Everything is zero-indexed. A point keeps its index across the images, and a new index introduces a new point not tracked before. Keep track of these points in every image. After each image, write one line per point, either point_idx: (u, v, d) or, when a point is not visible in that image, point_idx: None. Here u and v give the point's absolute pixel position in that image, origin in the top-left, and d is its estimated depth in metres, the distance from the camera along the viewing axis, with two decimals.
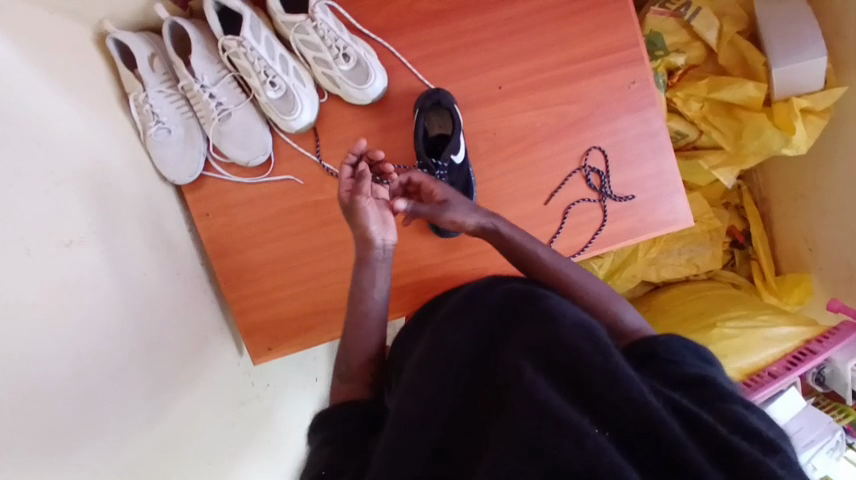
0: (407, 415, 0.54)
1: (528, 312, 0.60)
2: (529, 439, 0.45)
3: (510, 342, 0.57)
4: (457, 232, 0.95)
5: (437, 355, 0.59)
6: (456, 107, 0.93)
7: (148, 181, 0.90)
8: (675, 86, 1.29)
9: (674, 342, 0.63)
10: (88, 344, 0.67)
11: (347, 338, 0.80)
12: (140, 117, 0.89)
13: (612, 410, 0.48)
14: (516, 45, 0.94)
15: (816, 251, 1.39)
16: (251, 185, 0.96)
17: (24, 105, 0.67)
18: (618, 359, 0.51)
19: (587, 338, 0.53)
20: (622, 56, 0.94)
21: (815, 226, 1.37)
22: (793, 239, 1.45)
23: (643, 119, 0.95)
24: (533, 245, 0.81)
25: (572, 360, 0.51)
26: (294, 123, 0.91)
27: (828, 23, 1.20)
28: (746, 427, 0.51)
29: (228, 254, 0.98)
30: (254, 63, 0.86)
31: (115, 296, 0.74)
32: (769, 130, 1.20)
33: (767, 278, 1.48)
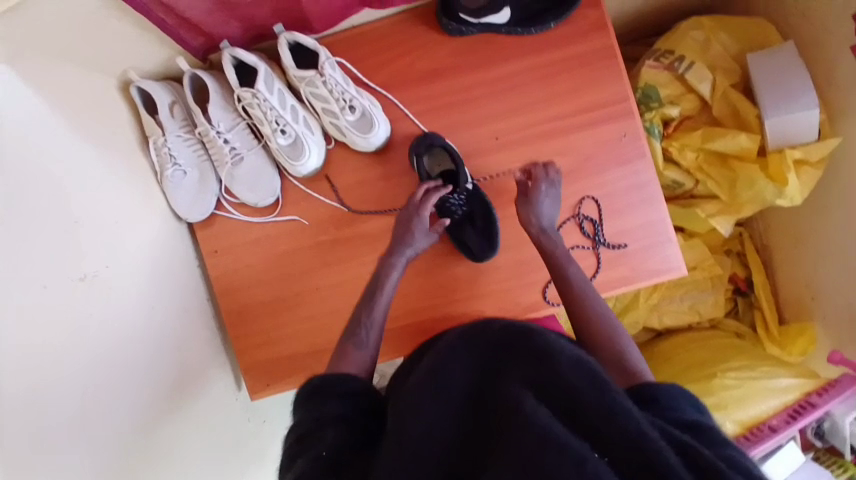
0: (408, 433, 0.56)
1: (524, 348, 0.60)
2: (528, 465, 0.46)
3: (508, 378, 0.58)
4: (493, 251, 0.97)
5: (436, 381, 0.60)
6: (448, 144, 0.99)
7: (163, 219, 0.96)
8: (670, 136, 1.33)
9: (669, 389, 0.63)
10: (95, 379, 0.70)
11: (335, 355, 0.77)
12: (158, 159, 0.95)
13: (608, 442, 0.49)
14: (512, 100, 0.99)
15: (818, 300, 1.39)
16: (258, 225, 1.01)
17: (45, 152, 0.73)
18: (615, 392, 0.52)
19: (585, 374, 0.54)
20: (613, 111, 0.98)
21: (815, 274, 1.38)
22: (795, 286, 1.46)
23: (634, 171, 0.98)
24: (568, 262, 0.87)
25: (569, 395, 0.52)
26: (301, 168, 0.95)
27: (819, 60, 1.19)
28: (746, 469, 0.52)
29: (234, 291, 1.03)
30: (266, 113, 0.91)
31: (125, 330, 0.78)
32: (762, 181, 1.23)
33: (770, 328, 1.50)
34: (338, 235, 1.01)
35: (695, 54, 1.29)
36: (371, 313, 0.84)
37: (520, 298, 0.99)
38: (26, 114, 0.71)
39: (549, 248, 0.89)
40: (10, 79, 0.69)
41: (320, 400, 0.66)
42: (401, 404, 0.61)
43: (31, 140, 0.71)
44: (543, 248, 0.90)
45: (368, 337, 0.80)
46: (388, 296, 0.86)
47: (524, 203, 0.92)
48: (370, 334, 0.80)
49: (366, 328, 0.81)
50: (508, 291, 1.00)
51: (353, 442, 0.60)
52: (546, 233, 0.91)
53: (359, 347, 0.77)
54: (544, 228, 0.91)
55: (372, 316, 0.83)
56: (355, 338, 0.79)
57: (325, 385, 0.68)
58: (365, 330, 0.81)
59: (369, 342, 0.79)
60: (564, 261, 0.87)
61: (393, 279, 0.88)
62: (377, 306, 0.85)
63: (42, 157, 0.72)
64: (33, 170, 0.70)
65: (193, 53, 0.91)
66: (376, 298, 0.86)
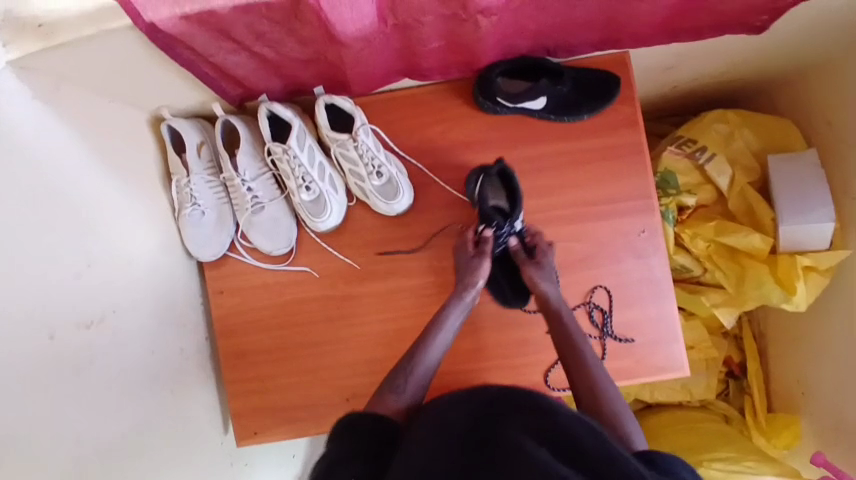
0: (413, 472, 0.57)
1: (519, 402, 0.63)
2: None
3: (509, 424, 0.60)
4: (521, 304, 0.99)
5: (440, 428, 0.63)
6: (513, 178, 0.96)
7: (173, 257, 0.95)
8: (684, 222, 1.35)
9: (670, 456, 0.65)
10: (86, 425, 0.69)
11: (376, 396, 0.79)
12: (179, 197, 0.95)
13: None
14: (537, 181, 1.00)
15: (807, 395, 1.40)
16: (268, 271, 1.00)
17: (65, 194, 0.73)
18: (617, 456, 0.57)
19: (585, 431, 0.60)
20: (632, 206, 0.99)
21: (807, 370, 1.40)
22: (788, 380, 1.47)
23: (646, 266, 0.99)
24: (580, 335, 0.88)
25: (575, 447, 0.57)
26: (321, 225, 0.95)
27: (836, 173, 1.22)
28: None
29: (235, 334, 1.01)
30: (294, 169, 0.91)
31: (123, 374, 0.78)
32: (769, 283, 1.25)
33: (758, 416, 1.50)
34: (348, 291, 1.01)
35: (716, 147, 1.33)
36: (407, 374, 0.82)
37: (525, 376, 1.00)
38: (56, 158, 0.72)
39: (561, 311, 0.91)
40: (44, 121, 0.70)
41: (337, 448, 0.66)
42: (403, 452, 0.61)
43: (60, 182, 0.73)
44: (553, 313, 0.91)
45: (407, 383, 0.81)
46: (438, 350, 0.87)
47: (536, 273, 0.93)
48: (411, 382, 0.81)
49: (406, 373, 0.83)
50: (510, 368, 1.00)
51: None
52: (560, 300, 0.92)
53: (395, 391, 0.79)
54: (556, 296, 0.92)
55: (417, 359, 0.85)
56: (394, 382, 0.81)
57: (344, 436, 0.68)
58: (404, 377, 0.82)
59: (406, 389, 0.80)
60: (576, 331, 0.89)
61: (448, 324, 0.90)
62: (425, 350, 0.86)
63: (62, 201, 0.72)
64: (54, 213, 0.71)
65: (230, 100, 0.90)
66: (425, 340, 0.87)
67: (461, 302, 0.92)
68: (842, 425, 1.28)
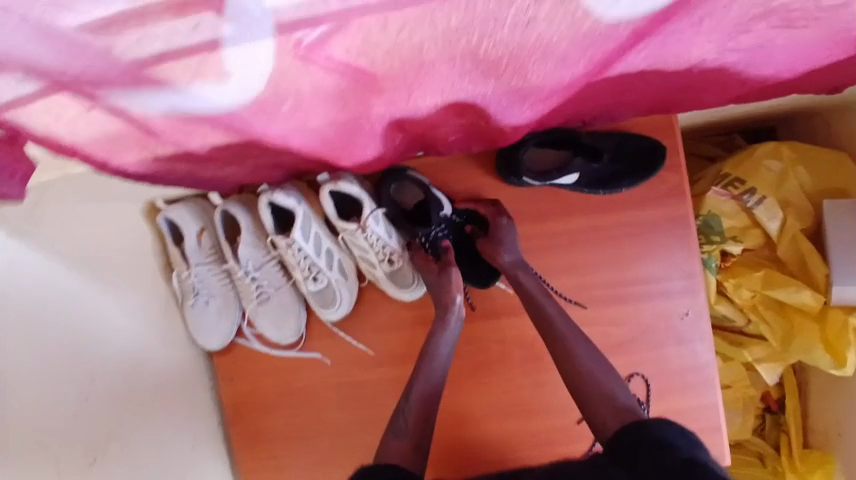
0: None
1: None
2: None
3: None
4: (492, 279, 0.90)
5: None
6: (416, 175, 0.86)
7: (179, 349, 0.91)
8: (727, 270, 1.23)
9: (665, 426, 0.64)
10: None
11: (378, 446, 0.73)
12: (181, 288, 0.89)
13: None
14: (567, 258, 0.90)
15: (843, 436, 1.31)
16: (277, 357, 0.94)
17: (56, 329, 0.70)
18: None
19: None
20: (674, 286, 0.89)
21: (843, 409, 1.31)
22: (824, 419, 1.38)
23: (689, 352, 0.90)
24: (545, 296, 0.83)
25: None
26: (330, 316, 0.88)
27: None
28: None
29: (246, 421, 0.96)
30: (299, 261, 0.84)
31: None
32: (818, 350, 1.15)
33: (792, 455, 1.42)
34: (362, 377, 0.94)
35: (766, 188, 1.20)
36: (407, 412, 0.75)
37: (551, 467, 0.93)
38: (38, 300, 0.68)
39: (527, 284, 0.84)
40: (24, 260, 0.66)
41: None
42: None
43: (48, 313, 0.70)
44: (517, 286, 0.84)
45: (407, 421, 0.74)
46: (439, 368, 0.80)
47: (492, 250, 0.85)
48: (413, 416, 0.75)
49: (404, 410, 0.76)
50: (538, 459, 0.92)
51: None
52: (519, 268, 0.85)
53: (396, 436, 0.73)
54: (517, 265, 0.85)
55: (410, 399, 0.76)
56: (393, 425, 0.74)
57: None
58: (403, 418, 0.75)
59: (408, 428, 0.74)
60: (542, 296, 0.83)
61: (443, 345, 0.81)
62: (418, 377, 0.78)
63: (51, 332, 0.69)
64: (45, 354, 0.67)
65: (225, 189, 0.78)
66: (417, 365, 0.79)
67: (448, 321, 0.82)
68: None
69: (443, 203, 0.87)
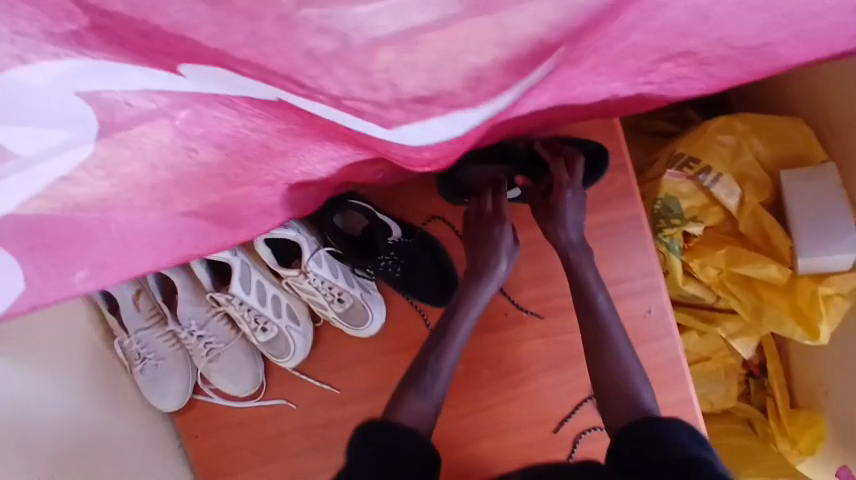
0: None
1: None
2: None
3: None
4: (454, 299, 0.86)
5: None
6: (354, 202, 0.81)
7: (138, 416, 0.87)
8: (692, 250, 1.22)
9: (675, 425, 0.70)
10: None
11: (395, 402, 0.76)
12: (126, 356, 0.84)
13: None
14: (524, 271, 0.89)
15: (830, 395, 1.30)
16: (240, 408, 0.91)
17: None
18: None
19: None
20: (635, 287, 0.87)
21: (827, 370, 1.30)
22: (809, 377, 1.38)
23: (658, 349, 0.89)
24: (599, 289, 0.81)
25: None
26: (287, 362, 0.84)
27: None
28: None
29: (218, 477, 0.93)
30: (243, 314, 0.80)
31: None
32: (789, 323, 1.15)
33: (781, 418, 1.42)
34: (331, 416, 0.92)
35: (722, 165, 1.18)
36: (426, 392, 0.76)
37: None
38: None
39: (579, 260, 0.81)
40: None
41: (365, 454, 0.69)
42: None
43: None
44: (570, 267, 0.82)
45: (434, 388, 0.77)
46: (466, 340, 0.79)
47: (551, 218, 0.81)
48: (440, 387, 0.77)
49: (434, 373, 0.78)
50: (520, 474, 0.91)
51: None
52: (574, 250, 0.82)
53: (420, 395, 0.76)
54: (579, 239, 0.81)
55: (441, 361, 0.78)
56: (418, 384, 0.76)
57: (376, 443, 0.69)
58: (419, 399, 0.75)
59: (434, 393, 0.77)
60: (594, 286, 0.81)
61: (473, 310, 0.80)
62: (450, 352, 0.79)
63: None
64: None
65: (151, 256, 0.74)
66: (450, 338, 0.79)
67: (486, 287, 0.80)
68: None
69: (392, 228, 0.84)
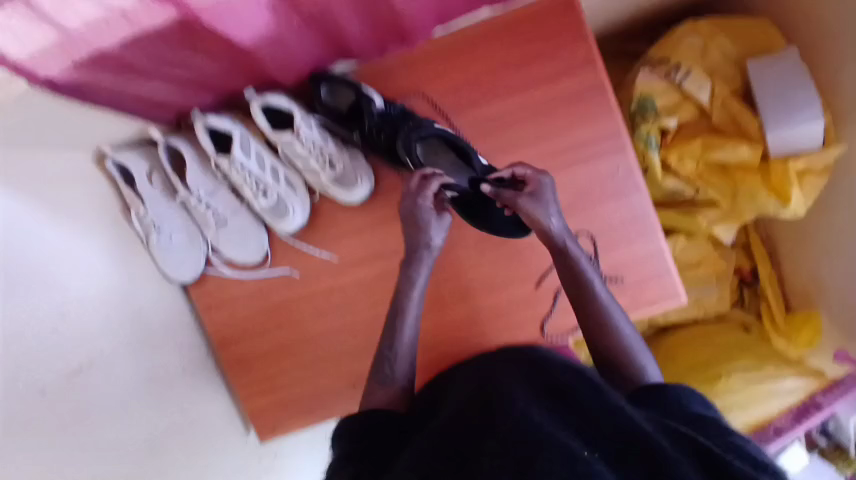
0: (448, 428, 0.62)
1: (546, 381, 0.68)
2: (526, 432, 0.53)
3: (519, 390, 0.64)
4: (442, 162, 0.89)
5: (449, 420, 0.64)
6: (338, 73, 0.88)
7: (154, 287, 0.96)
8: (669, 146, 1.27)
9: (686, 387, 0.70)
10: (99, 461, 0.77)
11: (377, 357, 0.85)
12: (142, 228, 0.93)
13: (606, 423, 0.56)
14: (501, 138, 0.95)
15: (824, 291, 1.35)
16: (249, 279, 1.01)
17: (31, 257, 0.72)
18: (611, 393, 0.61)
19: (586, 382, 0.65)
20: (603, 147, 0.94)
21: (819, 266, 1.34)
22: (801, 277, 1.41)
23: (629, 205, 0.95)
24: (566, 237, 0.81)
25: (578, 406, 0.60)
26: (288, 226, 0.94)
27: (824, 59, 1.13)
28: (744, 453, 0.58)
29: (235, 344, 1.04)
30: (245, 178, 0.89)
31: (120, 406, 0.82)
32: (763, 196, 1.19)
33: (776, 318, 1.45)
34: (332, 284, 1.01)
35: (693, 61, 1.23)
36: (393, 342, 0.85)
37: (516, 333, 1.00)
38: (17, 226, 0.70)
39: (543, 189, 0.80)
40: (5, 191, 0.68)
41: (353, 435, 0.71)
42: (431, 426, 0.66)
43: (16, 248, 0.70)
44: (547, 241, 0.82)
45: (396, 371, 0.83)
46: (410, 331, 0.86)
47: (527, 203, 0.79)
48: (404, 361, 0.84)
49: (391, 360, 0.84)
50: (505, 327, 1.00)
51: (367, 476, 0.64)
52: (560, 226, 0.81)
53: (382, 382, 0.82)
54: (560, 233, 0.80)
55: (395, 348, 0.85)
56: (380, 373, 0.83)
57: (363, 425, 0.72)
58: (390, 364, 0.83)
59: (395, 375, 0.83)
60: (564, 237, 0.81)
61: (419, 283, 0.87)
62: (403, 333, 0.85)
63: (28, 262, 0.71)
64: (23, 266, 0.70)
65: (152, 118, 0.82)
66: (399, 326, 0.86)
67: (424, 259, 0.86)
68: None
69: (373, 97, 0.89)
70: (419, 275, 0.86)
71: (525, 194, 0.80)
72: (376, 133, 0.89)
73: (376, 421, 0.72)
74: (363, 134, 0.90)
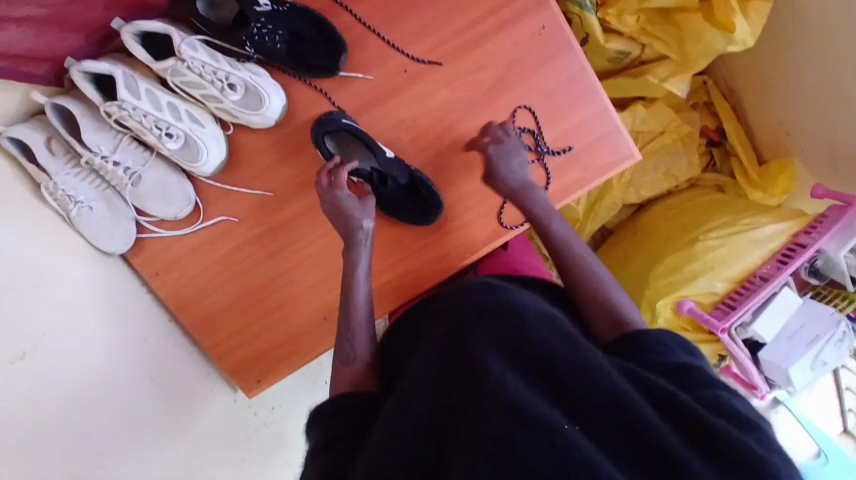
0: (412, 412, 0.55)
1: (494, 312, 0.59)
2: (501, 442, 0.47)
3: (479, 338, 0.56)
4: (343, 56, 0.86)
5: (415, 369, 0.59)
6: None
7: (92, 262, 0.90)
8: (605, 4, 1.19)
9: (662, 333, 0.62)
10: (58, 437, 0.76)
11: (338, 340, 0.77)
12: (58, 202, 0.85)
13: (584, 401, 0.51)
14: (413, 21, 0.87)
15: (793, 133, 1.32)
16: (189, 235, 0.96)
17: None
18: (586, 350, 0.55)
19: (554, 331, 0.56)
20: (525, 4, 0.86)
21: (784, 107, 1.30)
22: (767, 124, 1.38)
23: (563, 66, 0.89)
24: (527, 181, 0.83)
25: (540, 353, 0.53)
26: (204, 167, 0.88)
27: None
28: (726, 409, 0.54)
29: (193, 306, 0.99)
30: (142, 121, 0.81)
31: (86, 388, 0.81)
32: (709, 31, 1.11)
33: (749, 173, 1.43)
34: (275, 221, 0.96)
35: None
36: (349, 324, 0.77)
37: (476, 231, 0.94)
38: None
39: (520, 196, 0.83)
40: None
41: (323, 421, 0.66)
42: (397, 392, 0.59)
43: None
44: (510, 191, 0.84)
45: (356, 350, 0.75)
46: (366, 256, 0.83)
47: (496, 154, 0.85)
48: (364, 325, 0.77)
49: (350, 340, 0.76)
50: (463, 227, 0.94)
51: (348, 443, 0.62)
52: (517, 178, 0.83)
53: (348, 362, 0.74)
54: (519, 177, 0.84)
55: (352, 327, 0.77)
56: (342, 354, 0.75)
57: (332, 408, 0.67)
58: (349, 345, 0.76)
59: (357, 355, 0.75)
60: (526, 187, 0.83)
61: (362, 264, 0.82)
62: (356, 314, 0.78)
63: None
64: None
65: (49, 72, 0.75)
66: (351, 303, 0.79)
67: (360, 245, 0.83)
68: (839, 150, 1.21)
69: None
70: (363, 255, 0.82)
71: (479, 160, 0.87)
72: (269, 38, 0.83)
73: (347, 398, 0.67)
74: (254, 43, 0.83)
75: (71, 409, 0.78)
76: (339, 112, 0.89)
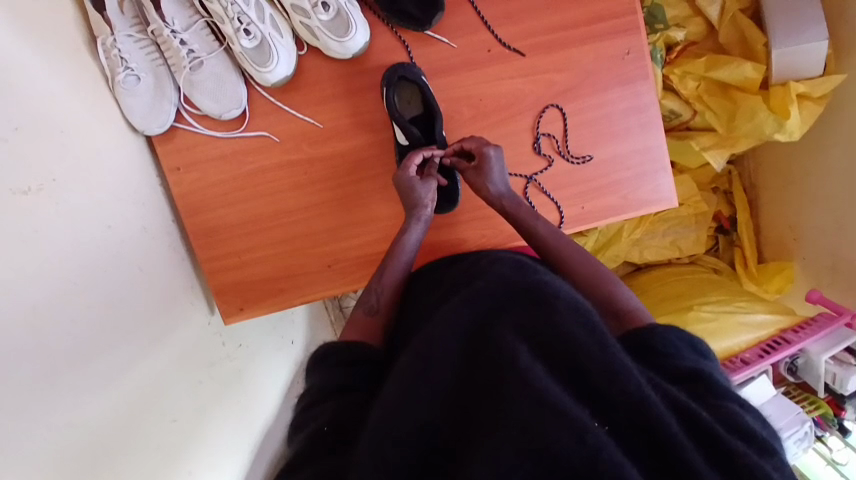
0: (422, 384, 0.48)
1: (520, 295, 0.54)
2: (527, 431, 0.41)
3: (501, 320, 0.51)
4: (439, 12, 0.87)
5: (426, 338, 0.53)
6: None
7: (119, 133, 0.86)
8: (672, 62, 1.25)
9: (669, 332, 0.61)
10: (65, 290, 0.66)
11: (367, 288, 0.80)
12: (108, 62, 0.83)
13: (611, 402, 0.46)
14: (509, 6, 0.90)
15: (800, 240, 1.38)
16: (223, 139, 0.93)
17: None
18: (616, 350, 0.49)
19: (579, 321, 0.51)
20: (618, 25, 0.90)
21: (799, 213, 1.36)
22: (777, 227, 1.44)
23: (634, 93, 0.91)
24: (535, 218, 0.85)
25: (565, 343, 0.48)
26: (269, 75, 0.87)
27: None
28: (743, 428, 0.51)
29: (201, 212, 0.95)
30: (227, 8, 0.83)
31: (95, 248, 0.73)
32: (763, 112, 1.16)
33: (749, 265, 1.47)
34: (313, 153, 0.94)
35: None
36: (381, 279, 0.80)
37: (505, 224, 0.95)
38: None
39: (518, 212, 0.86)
40: None
41: (327, 367, 0.64)
42: (403, 357, 0.53)
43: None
44: (509, 211, 0.87)
45: (381, 305, 0.76)
46: (408, 256, 0.83)
47: (476, 174, 0.87)
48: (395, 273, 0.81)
49: (376, 293, 0.78)
50: (493, 217, 0.95)
51: (350, 404, 0.57)
52: (506, 198, 0.87)
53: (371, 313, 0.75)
54: (504, 196, 0.87)
55: (382, 282, 0.80)
56: (365, 303, 0.76)
57: (334, 352, 0.65)
58: (376, 295, 0.78)
59: (380, 307, 0.76)
60: (531, 218, 0.85)
61: (410, 241, 0.84)
62: (389, 271, 0.81)
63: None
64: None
65: None
66: (386, 264, 0.82)
67: (419, 220, 0.85)
68: (840, 263, 1.26)
69: None
70: (417, 229, 0.84)
71: (470, 167, 0.88)
72: None
73: (351, 351, 0.64)
74: None
75: (75, 263, 0.68)
76: (420, 69, 0.90)
